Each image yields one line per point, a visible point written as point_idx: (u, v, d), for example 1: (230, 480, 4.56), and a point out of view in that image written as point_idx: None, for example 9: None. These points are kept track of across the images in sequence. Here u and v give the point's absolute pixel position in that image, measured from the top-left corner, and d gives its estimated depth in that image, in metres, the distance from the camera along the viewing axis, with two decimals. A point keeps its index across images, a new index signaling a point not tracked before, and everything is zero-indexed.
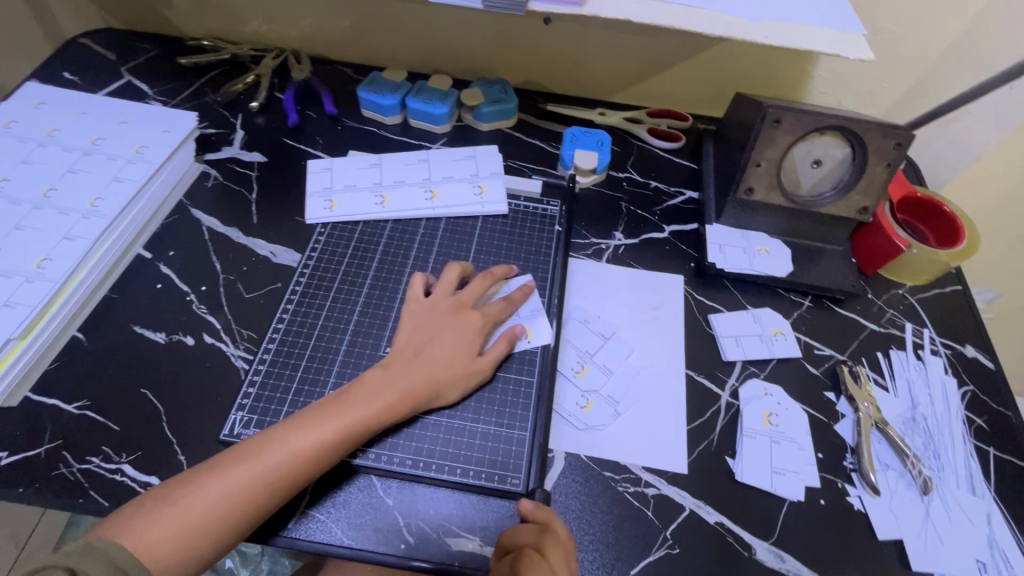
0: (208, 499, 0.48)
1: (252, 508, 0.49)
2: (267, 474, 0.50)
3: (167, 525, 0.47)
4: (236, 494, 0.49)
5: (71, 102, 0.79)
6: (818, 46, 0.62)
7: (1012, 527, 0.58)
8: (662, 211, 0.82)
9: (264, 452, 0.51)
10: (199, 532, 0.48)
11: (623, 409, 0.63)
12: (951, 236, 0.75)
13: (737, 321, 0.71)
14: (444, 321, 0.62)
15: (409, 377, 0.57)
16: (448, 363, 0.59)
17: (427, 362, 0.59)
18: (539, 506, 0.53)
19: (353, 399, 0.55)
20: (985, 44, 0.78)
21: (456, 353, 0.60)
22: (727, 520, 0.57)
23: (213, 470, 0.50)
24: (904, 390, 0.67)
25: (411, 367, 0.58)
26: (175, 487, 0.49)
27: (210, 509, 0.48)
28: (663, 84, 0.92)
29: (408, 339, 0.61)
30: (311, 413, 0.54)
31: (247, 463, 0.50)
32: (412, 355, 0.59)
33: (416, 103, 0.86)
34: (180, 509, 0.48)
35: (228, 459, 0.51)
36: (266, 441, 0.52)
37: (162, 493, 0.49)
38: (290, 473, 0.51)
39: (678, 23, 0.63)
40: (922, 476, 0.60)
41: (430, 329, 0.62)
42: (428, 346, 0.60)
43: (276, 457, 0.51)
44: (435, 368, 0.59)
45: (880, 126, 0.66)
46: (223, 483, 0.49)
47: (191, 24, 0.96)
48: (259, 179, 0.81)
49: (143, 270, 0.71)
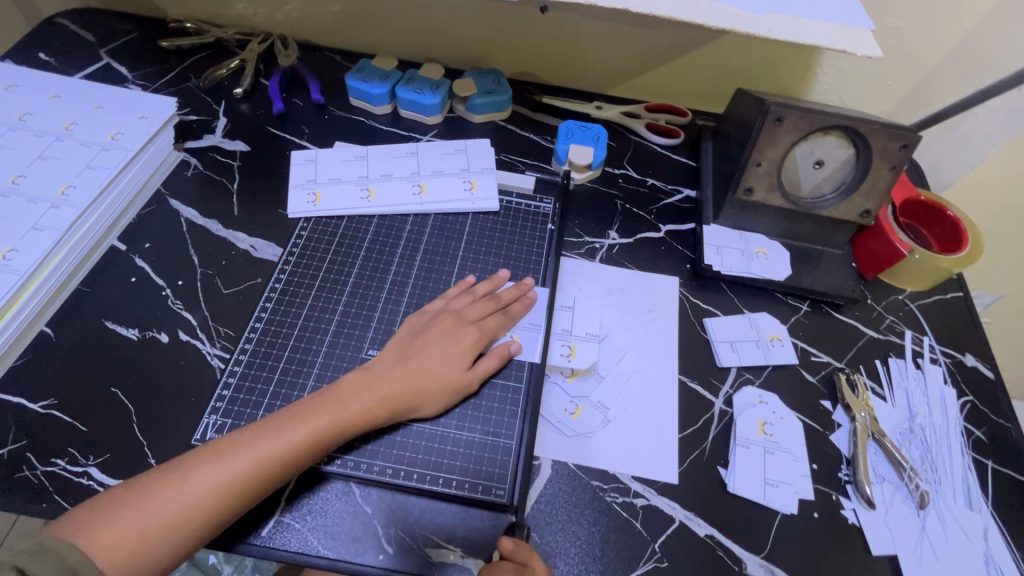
0: (172, 501, 0.46)
1: (216, 513, 0.47)
2: (234, 478, 0.48)
3: (126, 528, 0.44)
4: (200, 498, 0.47)
5: (44, 84, 0.76)
6: (825, 41, 0.60)
7: (1009, 543, 0.57)
8: (658, 209, 0.80)
9: (232, 454, 0.49)
10: (159, 535, 0.45)
11: (613, 416, 0.61)
12: (954, 241, 0.73)
13: (733, 325, 0.69)
14: (432, 327, 0.60)
15: (389, 381, 0.55)
16: (433, 369, 0.57)
17: (410, 367, 0.57)
18: (519, 544, 0.50)
19: (330, 400, 0.53)
20: (994, 43, 0.76)
21: (439, 357, 0.58)
22: (717, 532, 0.55)
23: (177, 471, 0.48)
24: (902, 400, 0.65)
25: (394, 369, 0.56)
26: (136, 488, 0.47)
27: (171, 512, 0.46)
28: (662, 78, 0.89)
29: (394, 344, 0.59)
30: (282, 417, 0.52)
31: (215, 465, 0.48)
32: (396, 359, 0.58)
33: (406, 92, 0.83)
34: (139, 512, 0.45)
35: (193, 460, 0.48)
36: (235, 441, 0.50)
37: (122, 494, 0.46)
38: (259, 476, 0.49)
39: (679, 14, 0.60)
40: (919, 490, 0.58)
41: (417, 336, 0.60)
42: (410, 349, 0.58)
43: (245, 459, 0.49)
44: (419, 375, 0.57)
45: (886, 127, 0.63)
46: (187, 485, 0.47)
47: (174, 6, 0.92)
48: (242, 169, 0.78)
49: (117, 262, 0.68)
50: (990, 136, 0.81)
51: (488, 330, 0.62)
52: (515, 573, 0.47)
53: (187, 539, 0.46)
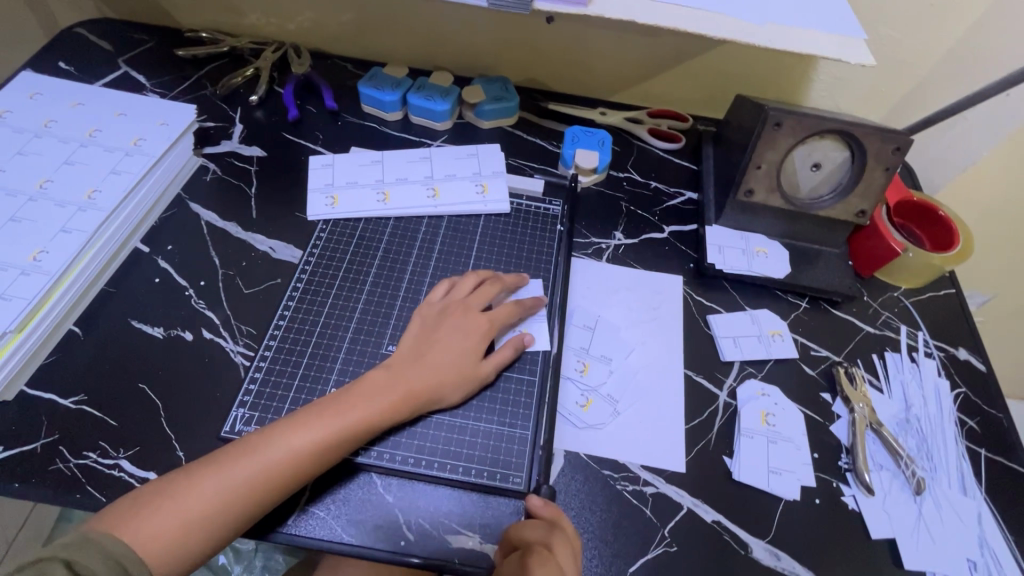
0: (209, 493, 0.48)
1: (249, 505, 0.49)
2: (267, 471, 0.50)
3: (164, 520, 0.47)
4: (236, 490, 0.49)
5: (67, 92, 0.78)
6: (821, 50, 0.63)
7: (1002, 527, 0.60)
8: (661, 211, 0.83)
9: (264, 449, 0.51)
10: (196, 527, 0.47)
11: (622, 409, 0.64)
12: (946, 240, 0.76)
13: (735, 321, 0.71)
14: (446, 321, 0.62)
15: (410, 376, 0.58)
16: (450, 363, 0.59)
17: (429, 363, 0.59)
18: (546, 503, 0.54)
19: (354, 396, 0.55)
20: (981, 50, 0.79)
21: (458, 352, 0.60)
22: (724, 518, 0.58)
23: (210, 465, 0.50)
24: (898, 392, 0.68)
25: (413, 365, 0.59)
26: (175, 481, 0.49)
27: (207, 505, 0.48)
28: (664, 85, 0.92)
29: (414, 339, 0.61)
30: (311, 412, 0.54)
31: (249, 458, 0.50)
32: (417, 355, 0.60)
33: (418, 99, 0.86)
34: (177, 504, 0.47)
35: (228, 454, 0.51)
36: (265, 436, 0.52)
37: (160, 487, 0.49)
38: (291, 469, 0.51)
39: (682, 25, 0.63)
40: (916, 476, 0.61)
41: (433, 331, 0.62)
42: (430, 345, 0.60)
43: (277, 453, 0.51)
44: (437, 370, 0.59)
45: (879, 131, 0.66)
46: (223, 478, 0.49)
47: (190, 16, 0.95)
48: (259, 173, 0.80)
49: (141, 263, 0.70)
50: (979, 139, 0.84)
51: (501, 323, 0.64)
52: (542, 531, 0.51)
53: (223, 530, 0.48)
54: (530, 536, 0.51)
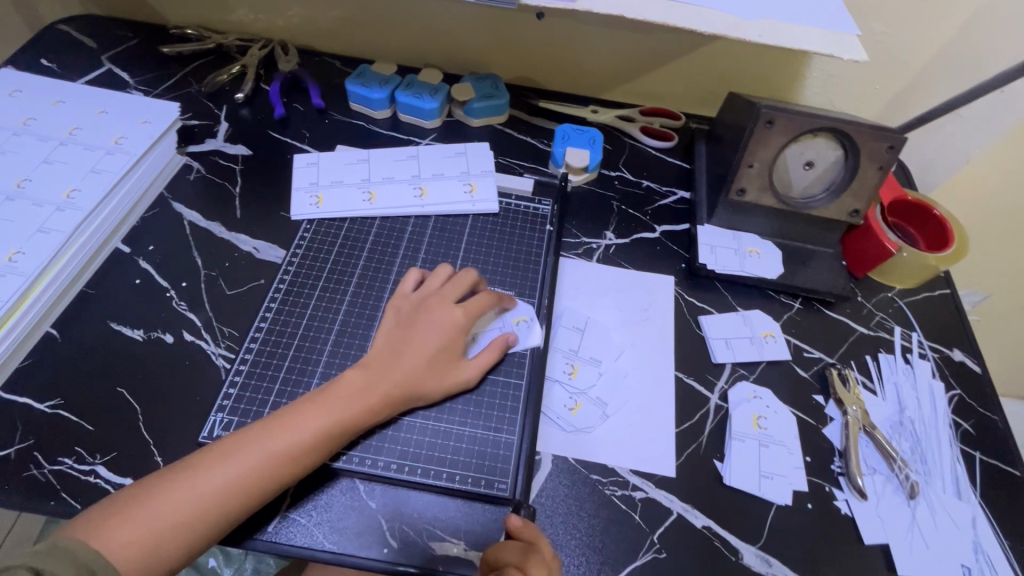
0: (183, 499, 0.47)
1: (224, 510, 0.48)
2: (243, 475, 0.49)
3: (136, 526, 0.45)
4: (210, 495, 0.47)
5: (48, 90, 0.77)
6: (813, 46, 0.62)
7: (997, 532, 0.59)
8: (653, 210, 0.81)
9: (239, 452, 0.50)
10: (169, 534, 0.46)
11: (611, 412, 0.62)
12: (941, 239, 0.75)
13: (727, 322, 0.70)
14: (424, 315, 0.61)
15: (388, 375, 0.56)
16: (430, 359, 0.58)
17: (407, 360, 0.57)
18: (526, 523, 0.52)
19: (332, 397, 0.54)
20: (977, 47, 0.78)
21: (437, 348, 0.59)
22: (714, 524, 0.57)
23: (184, 471, 0.48)
24: (892, 394, 0.67)
25: (392, 363, 0.57)
26: (148, 486, 0.48)
27: (180, 510, 0.47)
28: (656, 82, 0.91)
29: (391, 335, 0.60)
30: (287, 414, 0.53)
31: (223, 463, 0.49)
32: (395, 352, 0.58)
33: (406, 97, 0.85)
34: (149, 511, 0.46)
35: (202, 459, 0.49)
36: (241, 439, 0.51)
37: (133, 493, 0.47)
38: (267, 473, 0.49)
39: (672, 20, 0.62)
40: (910, 480, 0.60)
41: (411, 327, 0.60)
42: (407, 341, 0.59)
43: (252, 457, 0.50)
44: (416, 367, 0.57)
45: (873, 129, 0.65)
46: (196, 483, 0.48)
47: (175, 12, 0.94)
48: (244, 172, 0.79)
49: (121, 264, 0.69)
50: (975, 137, 0.83)
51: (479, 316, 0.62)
52: (520, 554, 0.49)
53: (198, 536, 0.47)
54: (507, 559, 0.48)
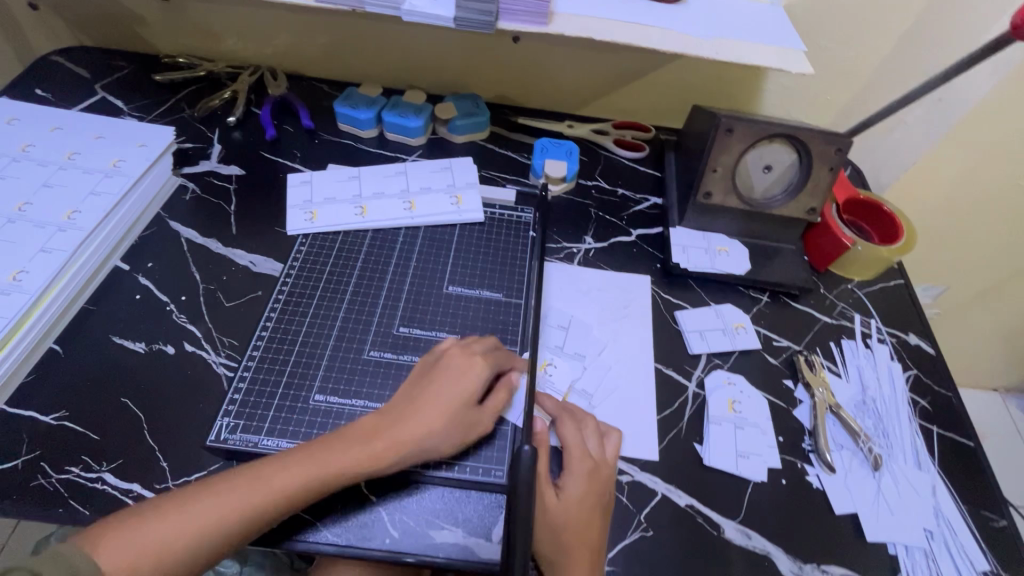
0: (183, 526, 0.47)
1: (222, 545, 0.48)
2: (243, 513, 0.48)
3: (133, 557, 0.45)
4: (209, 528, 0.47)
5: (45, 117, 0.79)
6: (764, 61, 0.69)
7: (955, 498, 0.64)
8: (628, 216, 0.87)
9: (244, 489, 0.49)
10: (162, 566, 0.46)
11: (596, 402, 0.66)
12: (892, 233, 0.82)
13: (701, 316, 0.75)
14: (442, 364, 0.60)
15: (404, 429, 0.55)
16: (448, 417, 0.56)
17: (424, 412, 0.56)
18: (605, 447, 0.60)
19: (344, 445, 0.53)
20: (912, 60, 0.86)
21: (454, 400, 0.57)
22: (696, 502, 0.61)
23: (190, 505, 0.48)
24: (855, 376, 0.72)
25: (408, 416, 0.56)
26: (154, 510, 0.48)
27: (180, 546, 0.46)
28: (627, 98, 0.98)
29: (408, 384, 0.60)
30: (296, 458, 0.52)
31: (228, 498, 0.49)
32: (411, 402, 0.57)
33: (392, 116, 0.89)
34: (147, 539, 0.46)
35: (212, 487, 0.49)
36: (250, 482, 0.50)
37: (139, 513, 0.48)
38: (266, 512, 0.49)
39: (636, 40, 0.68)
40: (873, 453, 0.65)
41: (427, 375, 0.60)
42: (424, 389, 0.58)
43: (256, 496, 0.49)
44: (429, 417, 0.56)
45: (821, 134, 0.71)
46: (200, 511, 0.48)
47: (166, 42, 0.98)
48: (238, 191, 0.82)
49: (121, 281, 0.71)
50: (918, 139, 0.91)
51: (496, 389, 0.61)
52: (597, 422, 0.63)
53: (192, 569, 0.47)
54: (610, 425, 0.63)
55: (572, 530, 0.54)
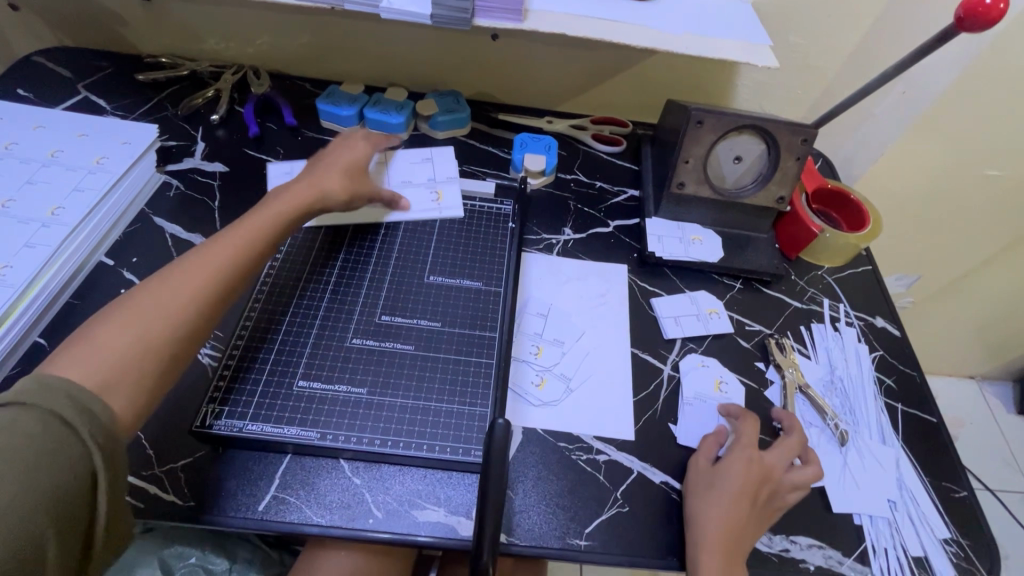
0: (147, 321, 0.53)
1: (189, 325, 0.55)
2: (201, 288, 0.57)
3: (112, 336, 0.51)
4: (173, 312, 0.55)
5: (27, 116, 0.80)
6: (731, 55, 0.71)
7: (918, 470, 0.67)
8: (606, 208, 0.89)
9: (194, 278, 0.57)
10: (147, 331, 0.53)
11: (574, 386, 0.69)
12: (859, 221, 0.85)
13: (676, 302, 0.78)
14: (328, 151, 0.77)
15: (315, 179, 0.72)
16: (344, 173, 0.74)
17: (326, 170, 0.73)
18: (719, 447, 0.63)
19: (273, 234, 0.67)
20: (876, 54, 0.89)
21: (347, 166, 0.75)
22: (671, 479, 0.63)
23: (156, 280, 0.57)
24: (824, 357, 0.75)
25: (315, 175, 0.73)
26: (101, 329, 0.52)
27: (158, 300, 0.55)
28: (604, 94, 1.00)
29: (302, 172, 0.74)
30: (222, 240, 0.62)
31: (177, 288, 0.56)
32: (312, 173, 0.73)
33: (373, 113, 0.91)
34: (115, 330, 0.52)
35: (157, 291, 0.56)
36: (196, 263, 0.59)
37: (90, 336, 0.51)
38: (220, 281, 0.59)
39: (609, 36, 0.71)
40: (840, 429, 0.67)
41: (317, 162, 0.75)
42: (320, 164, 0.74)
43: (205, 272, 0.58)
44: (332, 172, 0.73)
45: (787, 125, 0.74)
46: (156, 304, 0.54)
47: (149, 42, 0.99)
48: (222, 188, 0.84)
49: (106, 276, 0.72)
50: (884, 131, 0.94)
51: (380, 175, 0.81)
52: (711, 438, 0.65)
53: (175, 346, 0.54)
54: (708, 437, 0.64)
55: (729, 499, 0.58)
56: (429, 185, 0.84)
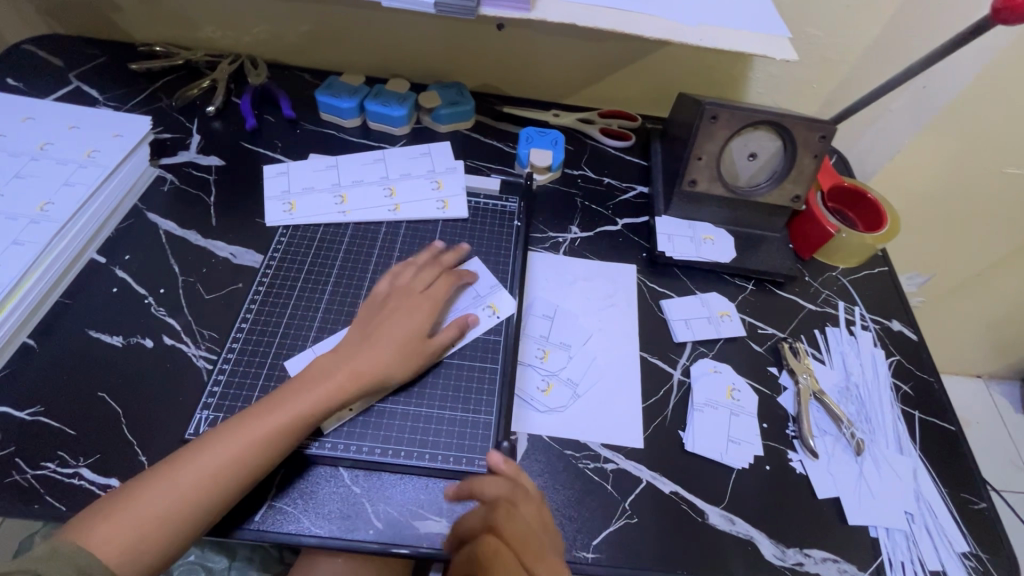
0: (168, 493, 0.49)
1: (211, 501, 0.50)
2: (227, 459, 0.51)
3: (135, 507, 0.48)
4: (191, 489, 0.50)
5: (16, 107, 0.77)
6: (748, 47, 0.68)
7: (936, 481, 0.64)
8: (615, 205, 0.86)
9: (222, 442, 0.52)
10: (175, 497, 0.49)
11: (582, 391, 0.66)
12: (876, 220, 0.82)
13: (687, 305, 0.75)
14: (391, 305, 0.65)
15: (361, 359, 0.59)
16: (399, 351, 0.61)
17: (379, 348, 0.60)
18: (503, 469, 0.57)
19: (316, 369, 0.58)
20: (896, 47, 0.86)
21: (405, 336, 0.62)
22: (681, 488, 0.61)
23: (197, 442, 0.52)
24: (839, 362, 0.73)
25: (359, 350, 0.60)
26: (133, 490, 0.49)
27: (186, 466, 0.50)
28: (613, 86, 0.97)
29: (358, 329, 0.63)
30: (261, 407, 0.55)
31: (203, 456, 0.51)
32: (364, 340, 0.61)
33: (374, 105, 0.88)
34: (139, 505, 0.48)
35: (189, 453, 0.51)
36: (229, 427, 0.53)
37: (121, 496, 0.49)
38: (245, 456, 0.52)
39: (621, 27, 0.67)
40: (856, 438, 0.65)
41: (376, 326, 0.63)
42: (378, 330, 0.62)
43: (231, 441, 0.52)
44: (385, 350, 0.60)
45: (805, 121, 0.71)
46: (178, 477, 0.50)
47: (143, 30, 0.95)
48: (218, 182, 0.81)
49: (98, 274, 0.70)
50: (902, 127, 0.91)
51: (445, 261, 0.71)
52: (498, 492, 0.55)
53: (196, 519, 0.49)
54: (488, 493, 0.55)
55: None
56: (480, 301, 0.70)
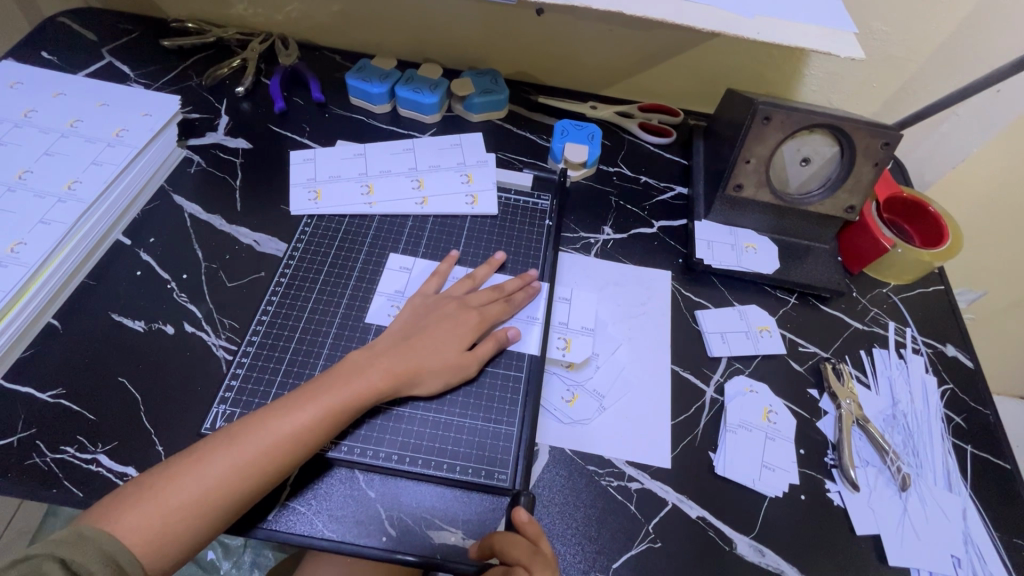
0: (198, 482, 0.48)
1: (239, 492, 0.49)
2: (259, 451, 0.50)
3: (165, 493, 0.47)
4: (222, 479, 0.48)
5: (49, 83, 0.77)
6: (810, 43, 0.62)
7: (987, 524, 0.60)
8: (651, 206, 0.82)
9: (255, 435, 0.50)
10: (205, 486, 0.48)
11: (608, 404, 0.63)
12: (936, 235, 0.76)
13: (724, 317, 0.71)
14: (439, 312, 0.63)
15: (396, 360, 0.58)
16: (436, 360, 0.59)
17: (417, 354, 0.59)
18: (531, 521, 0.52)
19: (351, 366, 0.56)
20: (973, 46, 0.78)
21: (445, 345, 0.60)
22: (708, 514, 0.58)
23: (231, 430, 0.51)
24: (885, 388, 0.68)
25: (395, 351, 0.59)
26: (159, 476, 0.48)
27: (218, 456, 0.49)
28: (655, 78, 0.91)
29: (399, 327, 0.62)
30: (294, 399, 0.53)
31: (235, 446, 0.50)
32: (403, 343, 0.59)
33: (405, 91, 0.85)
34: (167, 492, 0.47)
35: (220, 442, 0.50)
36: (263, 419, 0.52)
37: (148, 482, 0.48)
38: (277, 450, 0.50)
39: (672, 17, 0.62)
40: (901, 472, 0.61)
41: (417, 328, 0.61)
42: (419, 334, 0.60)
43: (264, 436, 0.50)
44: (422, 354, 0.59)
45: (869, 126, 0.65)
46: (210, 467, 0.48)
47: (175, 6, 0.94)
48: (244, 166, 0.79)
49: (122, 256, 0.69)
50: (971, 134, 0.84)
51: (506, 287, 0.67)
52: (528, 551, 0.49)
53: (223, 510, 0.48)
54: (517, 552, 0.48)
55: None
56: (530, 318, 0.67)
